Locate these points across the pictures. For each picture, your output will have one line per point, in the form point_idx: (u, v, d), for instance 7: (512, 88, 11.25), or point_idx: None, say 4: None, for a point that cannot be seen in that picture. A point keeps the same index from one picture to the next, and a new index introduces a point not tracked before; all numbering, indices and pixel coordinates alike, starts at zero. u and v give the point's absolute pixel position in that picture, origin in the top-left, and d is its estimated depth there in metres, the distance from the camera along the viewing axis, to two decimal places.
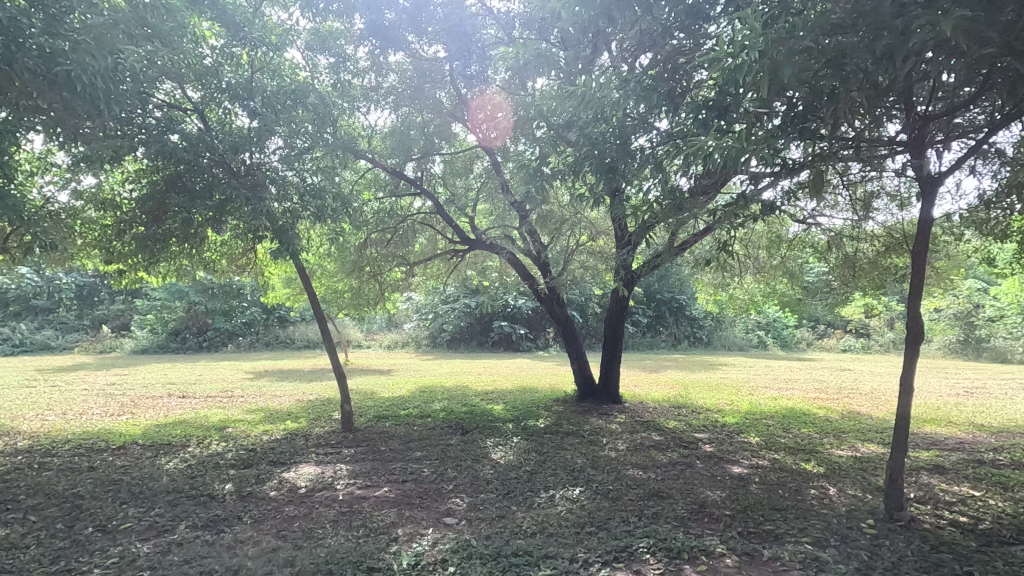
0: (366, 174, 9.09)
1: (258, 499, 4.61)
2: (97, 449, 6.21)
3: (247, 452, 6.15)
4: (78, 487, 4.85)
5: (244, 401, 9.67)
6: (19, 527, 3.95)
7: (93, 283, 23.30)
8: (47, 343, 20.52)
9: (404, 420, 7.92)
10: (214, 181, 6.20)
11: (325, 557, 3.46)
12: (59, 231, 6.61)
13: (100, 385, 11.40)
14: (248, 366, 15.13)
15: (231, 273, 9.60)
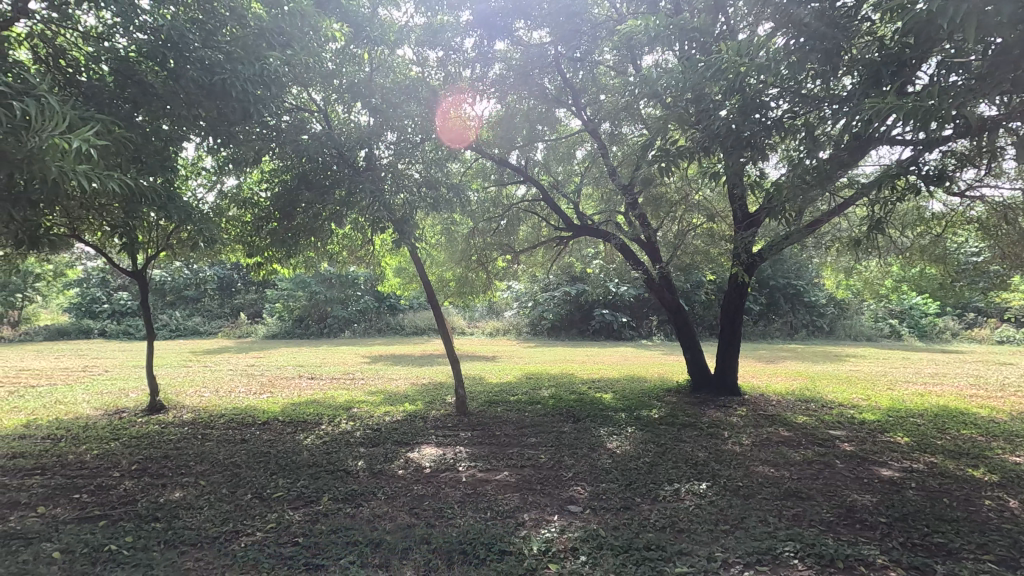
0: (473, 164, 9.25)
1: (388, 477, 4.87)
2: (246, 424, 6.91)
3: (373, 431, 6.53)
4: (235, 457, 5.41)
5: (365, 383, 10.33)
6: (193, 490, 4.48)
7: (231, 275, 26.14)
8: (197, 329, 23.36)
9: (515, 406, 8.01)
10: (339, 177, 6.58)
11: (458, 537, 3.57)
12: (211, 228, 7.39)
13: (243, 366, 12.74)
14: (365, 351, 16.20)
15: (351, 264, 10.23)
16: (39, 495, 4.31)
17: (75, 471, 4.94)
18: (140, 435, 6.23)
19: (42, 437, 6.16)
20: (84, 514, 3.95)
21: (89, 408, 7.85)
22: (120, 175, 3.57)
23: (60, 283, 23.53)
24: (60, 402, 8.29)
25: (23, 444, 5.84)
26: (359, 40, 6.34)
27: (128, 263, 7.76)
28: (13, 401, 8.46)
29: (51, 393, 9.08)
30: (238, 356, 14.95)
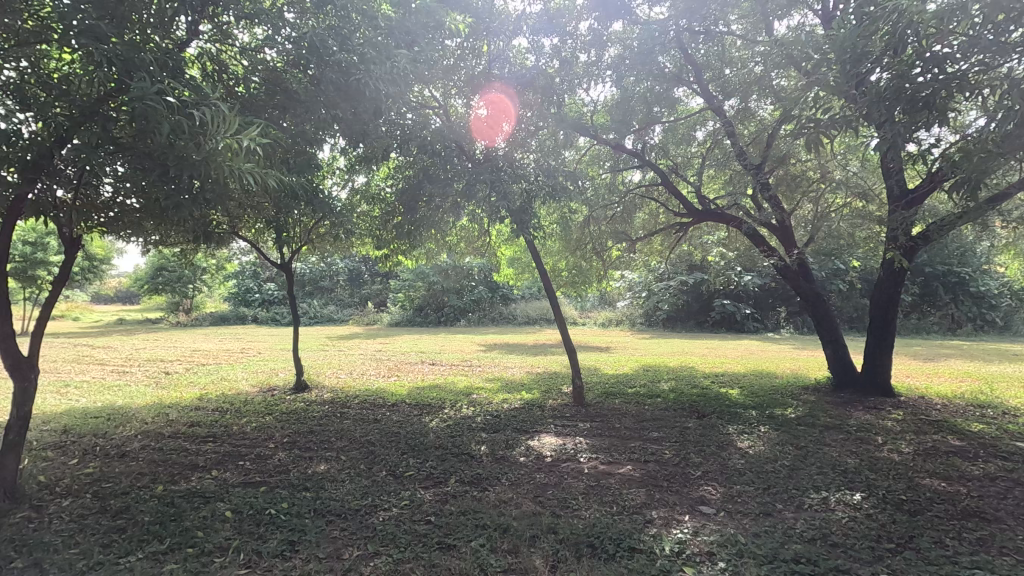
0: (588, 151, 9.02)
1: (510, 463, 4.93)
2: (377, 405, 7.40)
3: (493, 417, 6.68)
4: (370, 436, 5.81)
5: (482, 370, 10.65)
6: (336, 464, 4.86)
7: (359, 266, 28.38)
8: (331, 316, 25.64)
9: (634, 398, 7.78)
10: (460, 170, 6.78)
11: (585, 529, 3.49)
12: (345, 223, 7.97)
13: (372, 351, 13.75)
14: (480, 339, 16.73)
15: (469, 255, 10.55)
16: (212, 460, 4.93)
17: (239, 440, 5.59)
18: (289, 411, 6.92)
19: (212, 409, 7.07)
20: (248, 479, 4.44)
21: (248, 385, 8.89)
22: (274, 174, 3.91)
23: (221, 276, 27.03)
24: (225, 379, 9.48)
25: (198, 414, 6.73)
26: (476, 32, 6.43)
27: (276, 257, 8.64)
28: (190, 377, 9.84)
29: (219, 371, 10.44)
30: (367, 342, 16.17)
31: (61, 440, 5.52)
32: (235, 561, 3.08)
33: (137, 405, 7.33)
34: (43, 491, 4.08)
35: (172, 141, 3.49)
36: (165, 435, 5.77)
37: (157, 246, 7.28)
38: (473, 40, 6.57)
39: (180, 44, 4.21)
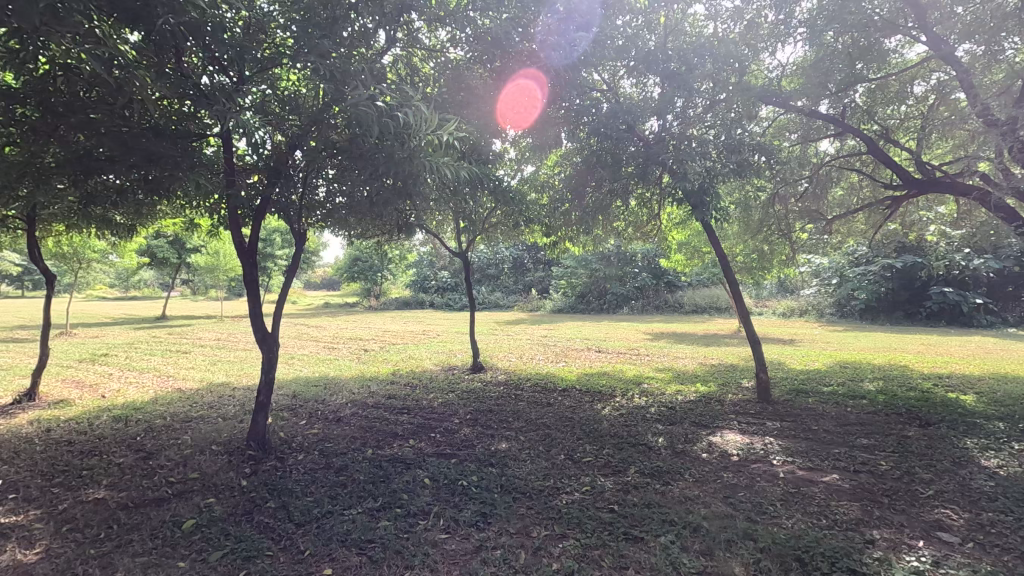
0: (773, 121, 8.06)
1: (692, 459, 4.65)
2: (549, 389, 7.56)
3: (668, 409, 6.39)
4: (545, 419, 5.93)
5: (651, 359, 10.31)
6: (515, 443, 5.05)
7: (522, 254, 29.42)
8: (498, 303, 26.98)
9: (832, 398, 6.87)
10: (633, 153, 6.55)
11: (789, 540, 3.14)
12: (517, 212, 8.20)
13: (539, 336, 14.14)
14: (646, 327, 16.25)
15: (637, 241, 10.22)
16: (409, 430, 5.44)
17: (429, 414, 6.09)
18: (469, 390, 7.39)
19: (404, 384, 7.85)
20: (440, 450, 4.81)
21: (432, 364, 9.72)
22: (463, 167, 4.12)
23: (403, 265, 29.99)
24: (412, 357, 10.49)
25: (393, 388, 7.52)
26: (652, 3, 6.11)
27: (455, 246, 9.23)
28: (385, 354, 11.09)
29: (407, 350, 11.60)
30: (533, 327, 16.72)
31: (293, 403, 6.56)
32: (436, 526, 3.33)
33: (345, 377, 8.43)
34: (284, 445, 4.87)
35: (378, 142, 3.85)
36: (369, 404, 6.54)
37: (359, 238, 8.23)
38: (648, 12, 6.23)
39: (382, 53, 4.57)
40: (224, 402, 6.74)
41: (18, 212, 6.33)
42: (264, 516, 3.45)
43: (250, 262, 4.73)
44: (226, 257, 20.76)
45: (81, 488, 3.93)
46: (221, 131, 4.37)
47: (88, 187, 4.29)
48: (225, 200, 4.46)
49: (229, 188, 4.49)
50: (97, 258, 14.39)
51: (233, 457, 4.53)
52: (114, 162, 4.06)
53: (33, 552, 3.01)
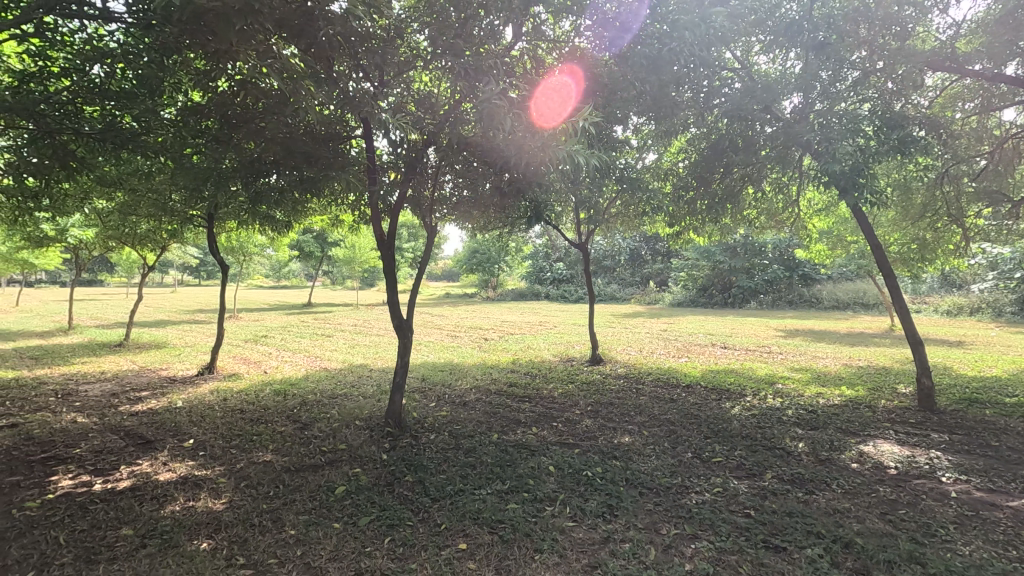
0: (942, 89, 6.99)
1: (839, 468, 4.23)
2: (671, 384, 7.30)
3: (807, 412, 5.87)
4: (669, 415, 5.73)
5: (785, 358, 9.54)
6: (639, 438, 4.93)
7: (639, 246, 28.68)
8: (614, 295, 26.57)
9: (1018, 411, 5.85)
10: (771, 135, 6.05)
11: (968, 570, 2.74)
12: (639, 202, 7.98)
13: (658, 330, 13.70)
14: (777, 324, 15.06)
15: (770, 230, 9.46)
16: (531, 418, 5.55)
17: (549, 404, 6.17)
18: (588, 382, 7.38)
19: (524, 373, 8.03)
20: (562, 440, 4.85)
21: (551, 355, 9.83)
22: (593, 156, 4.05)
23: (520, 257, 30.56)
24: (531, 348, 10.67)
25: (513, 376, 7.74)
26: None
27: (573, 238, 9.21)
28: (504, 344, 11.41)
29: (525, 340, 11.85)
30: (652, 321, 16.26)
31: (423, 386, 7.00)
32: (563, 513, 3.36)
33: (469, 364, 8.82)
34: (417, 424, 5.21)
35: (509, 135, 3.93)
36: (492, 391, 6.77)
37: (482, 230, 8.53)
38: None
39: (509, 47, 4.59)
40: (363, 382, 7.38)
41: (201, 212, 7.39)
42: (403, 489, 3.72)
43: (389, 254, 5.10)
44: (361, 250, 22.61)
45: (253, 451, 4.51)
46: (365, 132, 4.74)
47: (257, 188, 4.88)
48: (368, 196, 4.85)
49: (371, 185, 4.87)
50: (257, 251, 16.41)
51: (374, 433, 4.94)
52: (278, 164, 4.57)
53: (220, 502, 3.51)
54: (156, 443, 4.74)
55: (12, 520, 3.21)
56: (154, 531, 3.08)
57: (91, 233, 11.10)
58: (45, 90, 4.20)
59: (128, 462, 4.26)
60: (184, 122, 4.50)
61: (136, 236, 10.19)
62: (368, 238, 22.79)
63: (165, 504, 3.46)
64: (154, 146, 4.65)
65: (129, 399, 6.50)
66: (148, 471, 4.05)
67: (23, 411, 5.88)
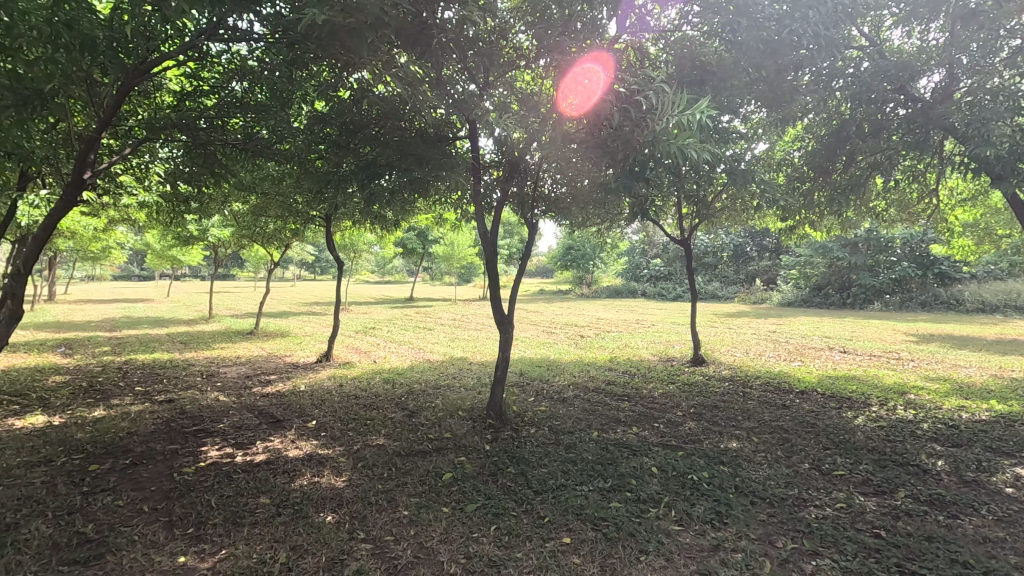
0: None
1: (990, 492, 3.74)
2: (783, 389, 6.84)
3: (947, 427, 5.24)
4: (781, 422, 5.37)
5: (918, 365, 8.57)
6: (749, 444, 4.67)
7: (744, 242, 27.13)
8: (716, 294, 25.35)
9: None
10: (906, 120, 5.44)
11: None
12: (748, 195, 7.53)
13: (767, 331, 12.87)
14: (906, 327, 13.58)
15: (901, 223, 8.53)
16: (631, 417, 5.46)
17: (650, 404, 6.03)
18: (690, 383, 7.10)
19: (622, 371, 7.90)
20: (664, 441, 4.72)
21: (649, 354, 9.59)
22: (706, 148, 3.83)
23: (615, 253, 30.04)
24: (629, 346, 10.47)
25: (611, 375, 7.65)
26: None
27: (675, 234, 8.89)
28: (601, 341, 11.29)
29: (622, 338, 11.64)
30: (759, 321, 15.32)
31: (521, 381, 7.13)
32: (668, 516, 3.27)
33: (566, 361, 8.84)
34: (517, 418, 5.31)
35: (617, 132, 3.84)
36: (590, 388, 6.73)
37: (580, 227, 8.49)
38: None
39: (612, 41, 4.48)
40: (464, 374, 7.65)
41: (320, 212, 8.03)
42: (506, 479, 3.81)
43: (491, 251, 5.23)
44: (459, 247, 23.37)
45: (367, 434, 4.84)
46: (470, 133, 4.89)
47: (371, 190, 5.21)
48: (472, 195, 5.00)
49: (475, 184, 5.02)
50: (366, 248, 17.52)
51: (476, 424, 5.10)
52: (391, 166, 4.85)
53: (341, 479, 3.80)
54: (284, 423, 5.23)
55: (174, 483, 3.70)
56: (286, 502, 3.40)
57: (228, 233, 12.45)
58: (198, 107, 4.76)
59: (262, 438, 4.74)
60: (309, 131, 4.91)
61: (264, 235, 11.28)
62: (466, 235, 23.50)
63: (294, 478, 3.81)
64: (284, 153, 5.12)
65: (260, 382, 7.23)
66: (278, 447, 4.49)
67: (177, 389, 6.75)
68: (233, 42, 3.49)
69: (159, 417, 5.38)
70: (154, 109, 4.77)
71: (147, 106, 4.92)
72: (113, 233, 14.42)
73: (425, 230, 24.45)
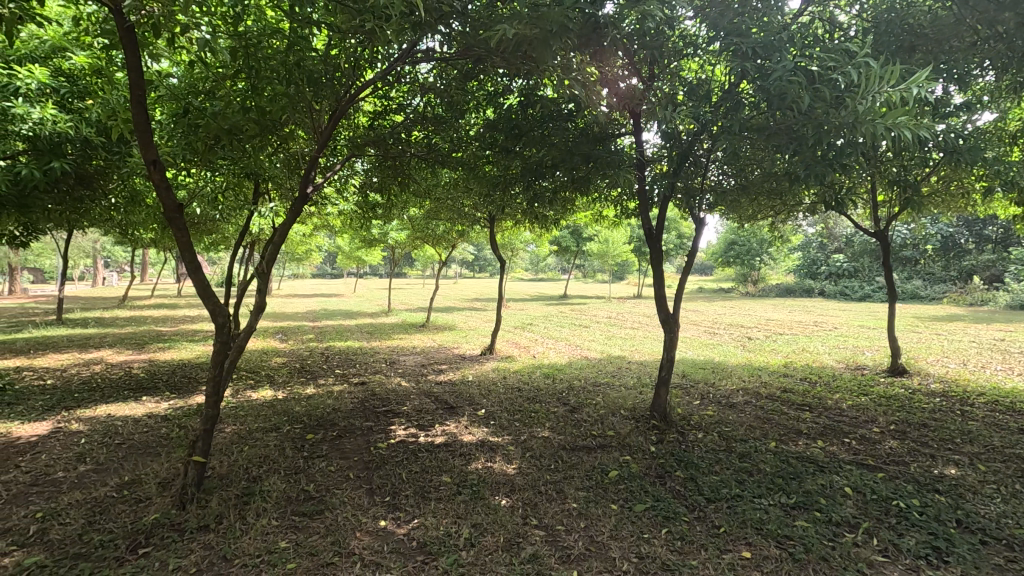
0: None
1: None
2: (1020, 411, 5.63)
3: None
4: (1019, 450, 4.42)
5: None
6: (974, 473, 3.93)
7: (957, 232, 22.84)
8: (918, 293, 21.77)
9: None
10: None
11: None
12: (970, 176, 6.29)
13: (992, 339, 10.70)
14: None
15: None
16: (814, 429, 4.93)
17: (837, 416, 5.37)
18: (889, 396, 6.20)
19: (800, 378, 7.17)
20: (859, 459, 4.19)
21: (833, 360, 8.55)
22: (925, 125, 3.27)
23: (787, 248, 27.19)
24: (807, 351, 9.46)
25: (788, 381, 6.97)
26: None
27: (868, 225, 7.78)
28: (773, 344, 10.37)
29: (798, 341, 10.52)
30: (978, 326, 12.81)
31: (684, 383, 6.85)
32: (869, 544, 2.90)
33: (733, 364, 8.25)
34: (683, 421, 5.11)
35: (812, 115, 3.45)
36: (764, 395, 6.22)
37: (751, 221, 7.85)
38: None
39: (798, 15, 4.03)
40: (624, 373, 7.56)
41: (486, 213, 8.51)
42: (676, 483, 3.70)
43: (656, 248, 5.10)
44: (613, 244, 23.08)
45: (532, 426, 5.05)
46: (636, 129, 4.78)
47: (535, 190, 5.37)
48: (639, 192, 4.90)
49: (640, 180, 4.93)
50: (523, 247, 18.16)
51: (640, 424, 5.02)
52: (556, 167, 4.96)
53: (512, 466, 4.02)
54: (457, 409, 5.68)
55: (372, 455, 4.22)
56: (465, 482, 3.69)
57: (405, 236, 13.79)
58: (387, 124, 5.34)
59: (440, 422, 5.20)
60: (481, 139, 5.24)
61: (434, 237, 12.30)
62: (621, 232, 23.16)
63: (470, 461, 4.12)
64: (458, 160, 5.53)
65: (434, 371, 7.92)
66: (454, 432, 4.88)
67: (367, 373, 7.69)
68: (421, 63, 3.86)
69: (356, 397, 6.19)
70: (354, 129, 5.46)
71: (347, 127, 5.65)
72: (315, 238, 16.83)
73: (579, 228, 24.57)
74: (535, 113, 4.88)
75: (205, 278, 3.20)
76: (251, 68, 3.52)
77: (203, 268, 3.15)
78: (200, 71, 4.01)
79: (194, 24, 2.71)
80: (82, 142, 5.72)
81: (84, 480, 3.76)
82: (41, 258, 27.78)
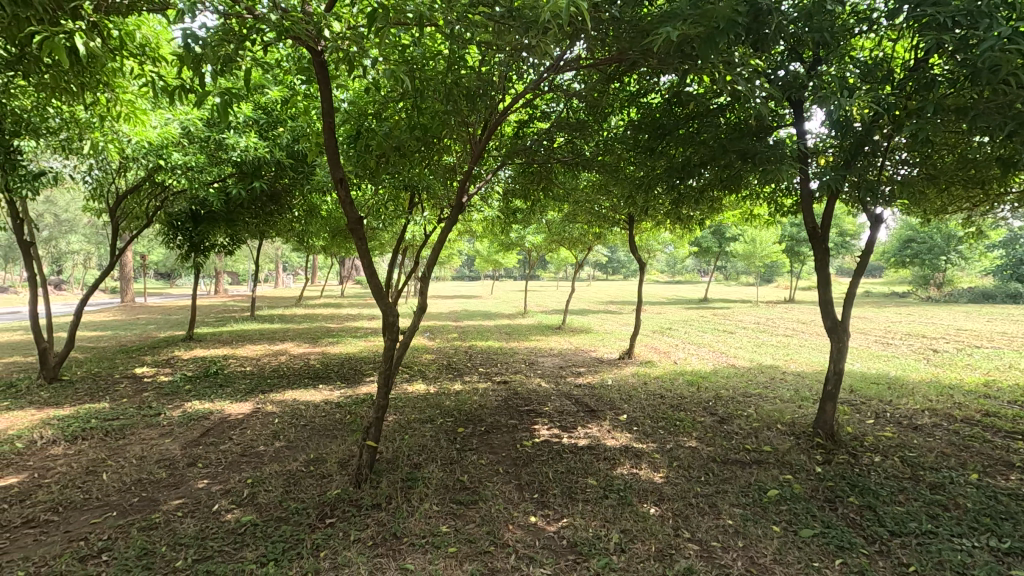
0: None
1: None
2: None
3: None
4: None
5: None
6: None
7: None
8: None
9: None
10: None
11: None
12: None
13: None
14: None
15: None
16: None
17: None
18: None
19: (1009, 400, 6.01)
20: None
21: None
22: None
23: (984, 245, 22.92)
24: (1016, 368, 7.91)
25: (990, 404, 5.87)
26: None
27: None
28: (967, 358, 8.84)
29: (1004, 356, 8.81)
30: None
31: (853, 398, 6.11)
32: None
33: (915, 379, 7.18)
34: (855, 442, 4.57)
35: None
36: (958, 418, 5.33)
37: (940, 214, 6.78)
38: None
39: None
40: (778, 384, 6.95)
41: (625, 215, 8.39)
42: (849, 510, 3.33)
43: (821, 249, 4.62)
44: (761, 244, 21.36)
45: (678, 435, 4.86)
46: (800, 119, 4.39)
47: (681, 190, 5.18)
48: (802, 187, 4.49)
49: (804, 175, 4.52)
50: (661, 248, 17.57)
51: (801, 441, 4.59)
52: (705, 164, 4.74)
53: (659, 475, 3.91)
54: (599, 413, 5.66)
55: (518, 452, 4.38)
56: (611, 487, 3.68)
57: (541, 239, 14.06)
58: (532, 131, 5.50)
59: (583, 424, 5.22)
60: (625, 140, 5.18)
61: (571, 240, 12.38)
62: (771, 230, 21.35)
63: (615, 466, 4.09)
64: (602, 163, 5.52)
65: (573, 373, 7.97)
66: (597, 435, 4.87)
67: (508, 373, 7.98)
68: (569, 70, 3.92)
69: (500, 395, 6.46)
70: (501, 138, 5.72)
71: (495, 136, 5.92)
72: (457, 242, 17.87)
73: (722, 227, 23.12)
74: (683, 110, 4.70)
75: (378, 282, 3.55)
76: (418, 90, 3.84)
77: (377, 274, 3.51)
78: (371, 96, 4.46)
79: (374, 58, 3.05)
80: (276, 164, 6.68)
81: (280, 454, 4.40)
82: (239, 262, 32.90)
